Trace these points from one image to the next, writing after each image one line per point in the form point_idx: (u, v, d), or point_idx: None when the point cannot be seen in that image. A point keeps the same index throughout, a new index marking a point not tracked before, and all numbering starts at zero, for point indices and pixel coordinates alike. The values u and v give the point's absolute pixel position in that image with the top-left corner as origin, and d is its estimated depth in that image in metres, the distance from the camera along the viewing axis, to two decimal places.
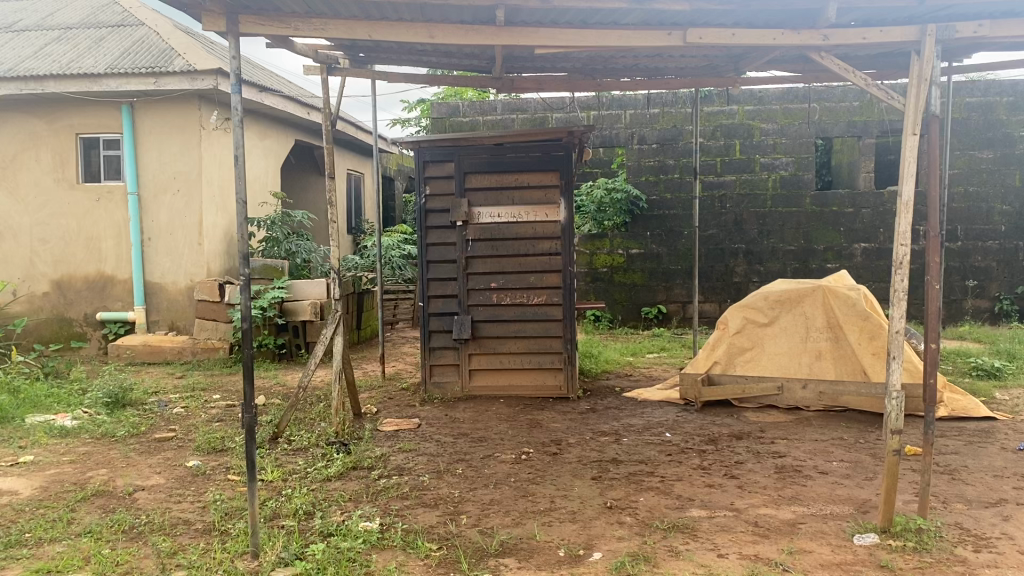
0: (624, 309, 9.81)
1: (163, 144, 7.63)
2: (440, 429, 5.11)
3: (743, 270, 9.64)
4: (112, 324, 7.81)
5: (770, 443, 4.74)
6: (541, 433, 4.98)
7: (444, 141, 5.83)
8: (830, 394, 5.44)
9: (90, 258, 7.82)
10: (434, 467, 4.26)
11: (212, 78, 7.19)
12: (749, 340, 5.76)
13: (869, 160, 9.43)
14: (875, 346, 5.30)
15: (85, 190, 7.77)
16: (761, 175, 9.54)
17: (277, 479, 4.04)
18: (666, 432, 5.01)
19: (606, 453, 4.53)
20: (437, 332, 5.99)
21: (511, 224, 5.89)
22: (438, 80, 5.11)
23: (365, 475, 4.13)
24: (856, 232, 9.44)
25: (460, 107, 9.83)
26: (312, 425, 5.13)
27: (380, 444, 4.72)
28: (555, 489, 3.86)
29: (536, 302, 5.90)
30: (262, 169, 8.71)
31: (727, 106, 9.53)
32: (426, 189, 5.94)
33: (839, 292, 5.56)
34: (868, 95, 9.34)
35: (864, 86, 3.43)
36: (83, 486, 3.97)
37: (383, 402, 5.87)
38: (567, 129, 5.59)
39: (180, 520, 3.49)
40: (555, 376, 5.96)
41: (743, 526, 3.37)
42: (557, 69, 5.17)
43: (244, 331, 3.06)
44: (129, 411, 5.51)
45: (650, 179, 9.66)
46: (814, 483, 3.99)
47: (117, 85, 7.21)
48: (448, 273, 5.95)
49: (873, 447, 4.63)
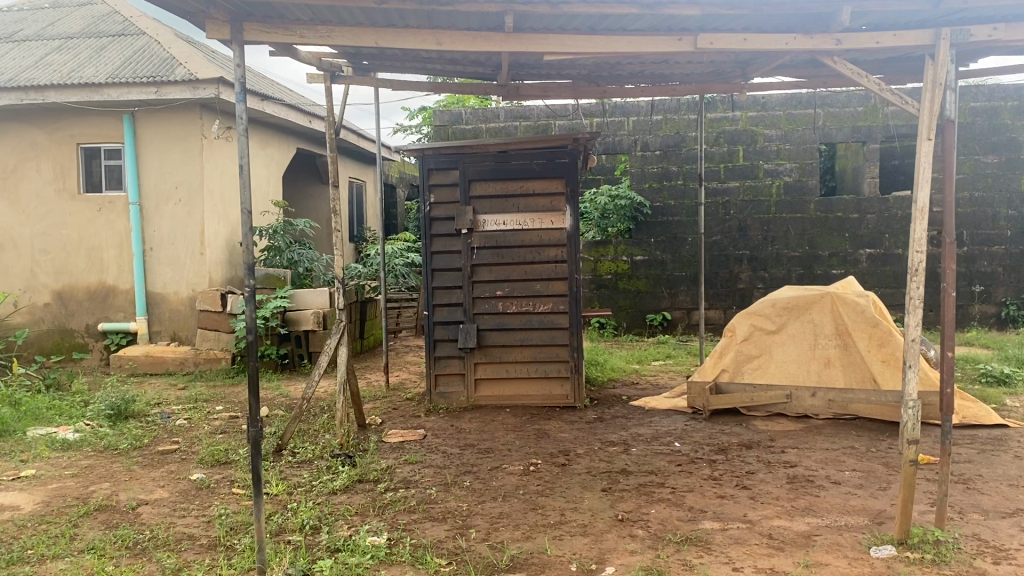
0: (629, 316, 9.75)
1: (165, 153, 7.60)
2: (446, 440, 5.05)
3: (748, 276, 9.59)
4: (113, 335, 7.76)
5: (781, 453, 4.68)
6: (549, 443, 4.92)
7: (448, 149, 5.79)
8: (839, 402, 5.37)
9: (91, 268, 7.78)
10: (441, 480, 4.20)
11: (213, 86, 7.15)
12: (757, 348, 5.71)
13: (874, 166, 9.41)
14: (884, 354, 5.25)
15: (86, 200, 7.74)
16: (764, 181, 9.51)
17: (282, 492, 3.98)
18: (675, 442, 4.96)
19: (615, 464, 4.47)
20: (442, 341, 5.93)
21: (517, 231, 5.85)
22: (444, 87, 5.09)
23: (371, 488, 4.08)
24: (861, 239, 9.40)
25: (463, 115, 9.82)
26: (316, 436, 5.07)
27: (386, 457, 4.66)
28: (565, 501, 3.80)
29: (542, 311, 5.85)
30: (263, 178, 8.68)
31: (730, 112, 9.52)
32: (431, 196, 5.90)
33: (847, 299, 5.51)
34: (872, 100, 9.33)
35: (878, 91, 3.43)
36: (85, 500, 3.91)
37: (387, 412, 5.81)
38: (571, 136, 5.56)
39: (184, 535, 3.43)
40: (562, 385, 5.90)
41: (757, 539, 3.31)
42: (563, 75, 5.14)
43: (250, 343, 3.01)
44: (132, 423, 5.45)
45: (654, 185, 9.63)
46: (828, 493, 3.92)
47: (119, 95, 7.21)
48: (453, 281, 5.90)
49: (884, 456, 4.57)
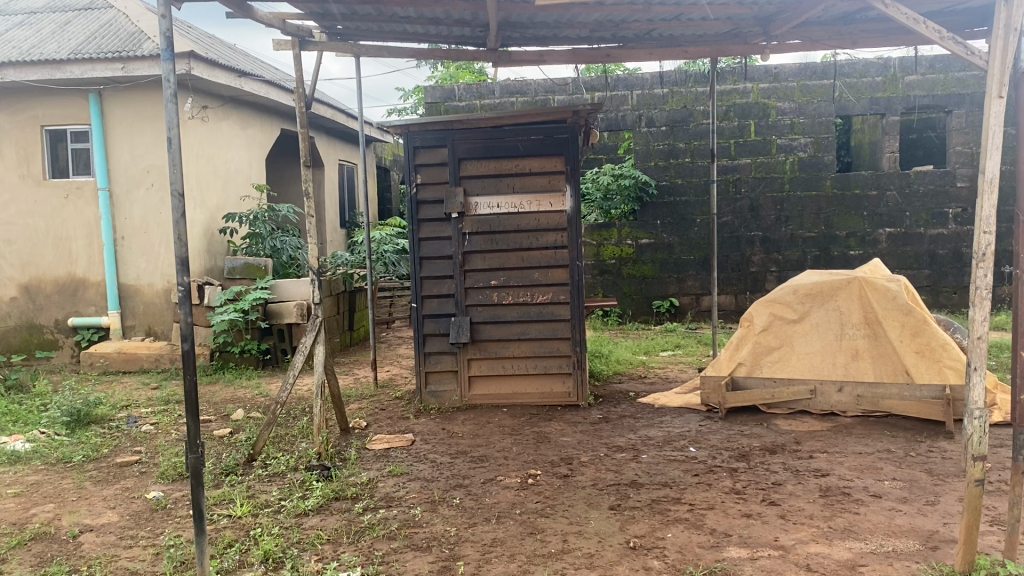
0: (634, 302, 9.24)
1: (135, 135, 7.06)
2: (437, 446, 4.57)
3: (761, 259, 9.06)
4: (84, 331, 7.28)
5: (809, 459, 4.19)
6: (550, 450, 4.43)
7: (435, 124, 5.26)
8: (869, 397, 4.89)
9: (60, 259, 7.27)
10: (427, 497, 3.71)
11: (183, 61, 6.57)
12: (777, 340, 5.20)
13: (894, 140, 8.82)
14: (918, 344, 4.79)
15: (52, 186, 7.21)
16: (778, 157, 8.94)
17: (246, 514, 3.51)
18: (690, 446, 4.46)
19: (624, 475, 3.97)
20: (432, 336, 5.43)
21: (512, 215, 5.33)
22: (427, 53, 4.57)
23: (347, 508, 3.59)
24: (880, 217, 8.86)
25: (456, 90, 9.26)
26: (292, 444, 4.60)
27: (368, 468, 4.18)
28: (567, 524, 3.32)
29: (540, 302, 5.35)
30: (244, 161, 8.15)
31: (741, 84, 8.92)
32: (418, 177, 5.37)
33: (877, 284, 4.98)
34: (892, 68, 8.76)
35: (937, 39, 2.99)
36: (21, 527, 3.43)
37: (374, 414, 5.34)
38: (572, 108, 5.03)
39: (125, 573, 2.94)
40: (564, 382, 5.40)
41: (793, 571, 2.82)
42: (562, 37, 4.62)
43: (185, 353, 2.50)
44: (93, 430, 4.97)
45: (660, 164, 9.06)
46: (869, 510, 3.43)
47: (82, 72, 6.63)
48: (444, 270, 5.38)
49: (927, 462, 4.07)
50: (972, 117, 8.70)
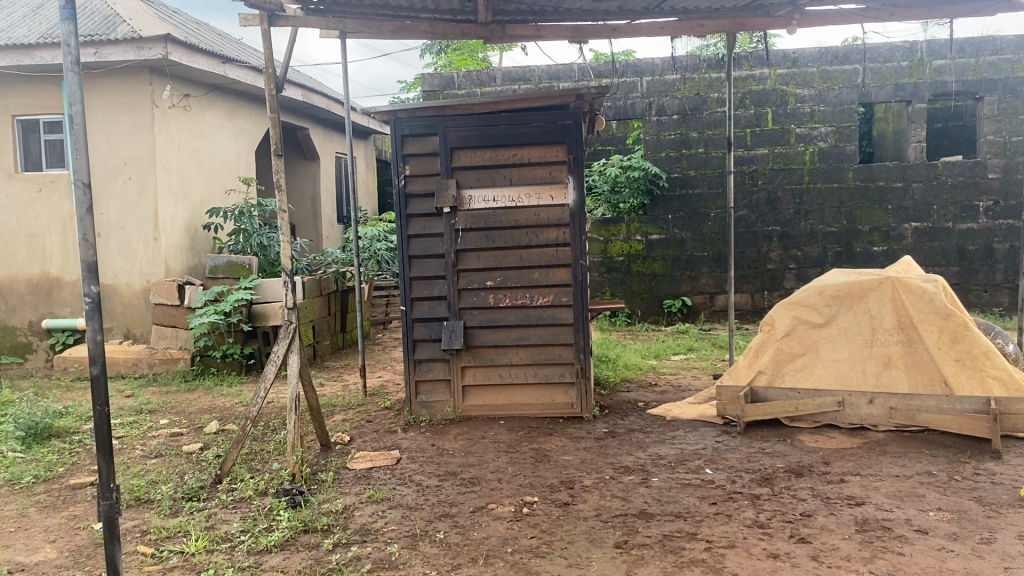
0: (644, 302, 8.76)
1: (111, 124, 6.65)
2: (424, 466, 4.13)
3: (779, 255, 8.54)
4: (59, 333, 6.88)
5: (840, 483, 3.72)
6: (550, 471, 3.98)
7: (425, 110, 4.81)
8: (903, 410, 4.38)
9: (33, 257, 6.88)
10: (408, 530, 3.28)
11: (160, 45, 6.13)
12: (801, 346, 4.70)
13: (920, 128, 8.28)
14: (958, 351, 4.31)
15: (24, 178, 6.80)
16: (797, 147, 8.43)
17: (200, 551, 3.08)
18: (706, 468, 3.99)
19: (631, 503, 3.52)
20: (422, 342, 4.99)
21: (510, 209, 4.87)
22: (411, 28, 4.12)
23: (316, 543, 3.16)
24: (905, 211, 8.33)
25: (454, 77, 8.78)
26: (266, 463, 4.17)
27: (345, 492, 3.75)
28: (565, 566, 2.86)
29: (540, 304, 4.89)
30: (230, 153, 7.71)
31: (757, 70, 8.42)
32: (405, 168, 4.92)
33: (911, 285, 4.49)
34: (918, 52, 8.25)
35: None
36: None
37: (359, 427, 4.90)
38: (575, 91, 4.57)
39: None
40: (567, 393, 4.95)
41: None
42: (563, 10, 4.17)
43: (94, 378, 2.11)
44: (51, 445, 4.55)
45: (671, 155, 8.58)
46: (915, 550, 2.95)
47: (52, 57, 6.20)
48: (436, 270, 4.94)
49: (975, 488, 3.60)
50: (1005, 104, 8.15)
